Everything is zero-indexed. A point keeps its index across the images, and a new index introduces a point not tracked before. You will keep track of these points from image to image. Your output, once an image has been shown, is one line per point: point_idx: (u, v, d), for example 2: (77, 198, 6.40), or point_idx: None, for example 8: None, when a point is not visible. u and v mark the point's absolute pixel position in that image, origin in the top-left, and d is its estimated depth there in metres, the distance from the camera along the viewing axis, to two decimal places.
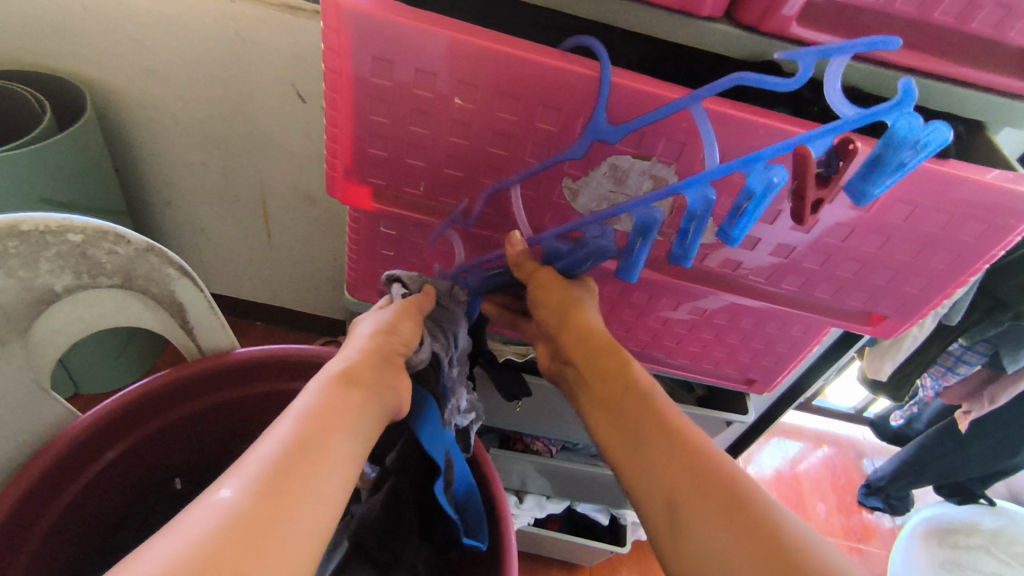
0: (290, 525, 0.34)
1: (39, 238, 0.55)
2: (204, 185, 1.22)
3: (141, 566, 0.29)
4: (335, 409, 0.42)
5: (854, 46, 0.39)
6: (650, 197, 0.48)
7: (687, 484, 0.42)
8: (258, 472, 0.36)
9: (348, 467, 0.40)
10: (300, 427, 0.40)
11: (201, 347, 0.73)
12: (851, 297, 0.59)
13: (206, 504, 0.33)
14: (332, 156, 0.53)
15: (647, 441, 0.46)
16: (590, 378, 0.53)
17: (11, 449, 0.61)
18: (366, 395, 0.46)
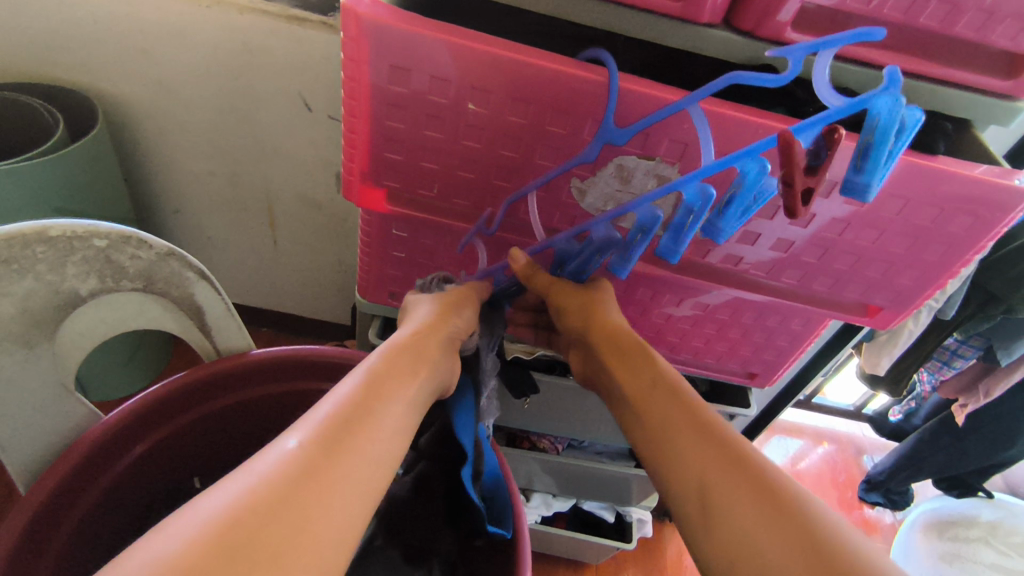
0: (346, 478, 0.37)
1: (67, 243, 0.57)
2: (211, 193, 1.24)
3: (217, 498, 0.33)
4: (388, 382, 0.45)
5: (838, 39, 0.41)
6: (650, 195, 0.49)
7: (716, 469, 0.43)
8: (319, 425, 0.39)
9: (399, 434, 0.43)
10: (356, 392, 0.43)
11: (218, 348, 0.75)
12: (847, 290, 0.61)
13: (273, 450, 0.36)
14: (349, 161, 0.56)
15: (673, 429, 0.48)
16: (618, 376, 0.55)
17: (38, 451, 0.63)
18: (419, 368, 0.49)
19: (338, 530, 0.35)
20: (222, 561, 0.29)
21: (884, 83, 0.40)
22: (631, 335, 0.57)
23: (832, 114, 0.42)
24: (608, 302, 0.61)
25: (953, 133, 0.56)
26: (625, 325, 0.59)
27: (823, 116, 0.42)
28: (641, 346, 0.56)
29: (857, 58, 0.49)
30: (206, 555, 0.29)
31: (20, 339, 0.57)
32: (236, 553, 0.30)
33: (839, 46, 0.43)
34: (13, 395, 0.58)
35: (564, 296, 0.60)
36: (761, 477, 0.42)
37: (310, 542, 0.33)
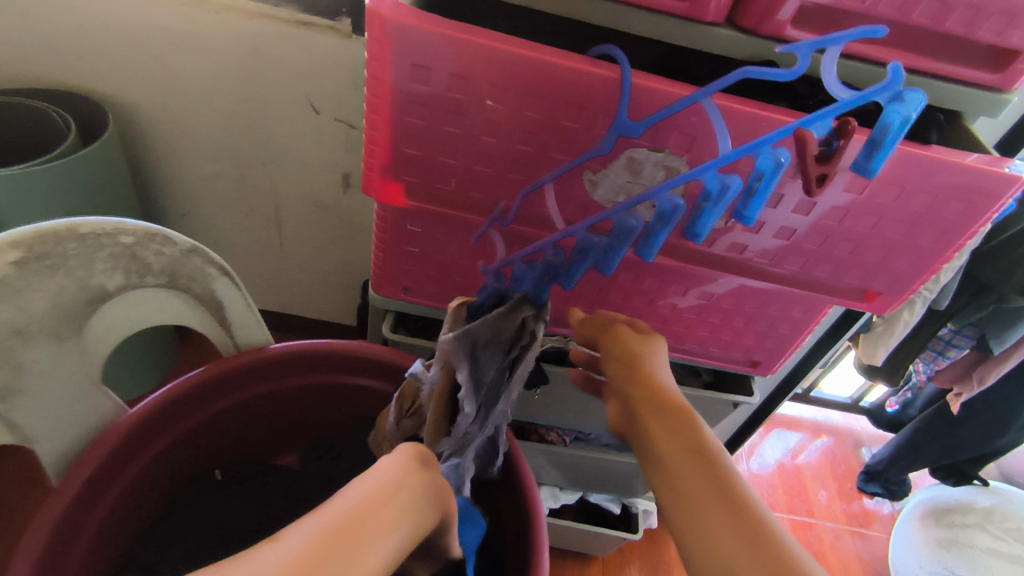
0: None
1: (95, 240, 0.59)
2: (219, 196, 1.26)
3: None
4: (394, 503, 0.41)
5: (847, 35, 0.43)
6: (669, 183, 0.51)
7: (748, 562, 0.42)
8: (305, 544, 0.36)
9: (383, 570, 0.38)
10: (350, 516, 0.38)
11: (238, 343, 0.77)
12: (847, 275, 0.64)
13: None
14: (369, 157, 0.58)
15: (705, 508, 0.45)
16: (653, 439, 0.52)
17: (68, 442, 0.65)
18: (422, 492, 0.43)
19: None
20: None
21: (887, 81, 0.44)
22: (669, 393, 0.55)
23: (839, 108, 0.44)
24: (654, 351, 0.61)
25: (944, 124, 0.59)
26: (669, 384, 0.57)
27: (828, 110, 0.44)
28: (682, 405, 0.54)
29: (853, 54, 0.52)
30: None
31: (52, 332, 0.59)
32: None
33: (845, 42, 0.45)
34: (46, 388, 0.60)
35: (620, 346, 0.61)
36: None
37: None
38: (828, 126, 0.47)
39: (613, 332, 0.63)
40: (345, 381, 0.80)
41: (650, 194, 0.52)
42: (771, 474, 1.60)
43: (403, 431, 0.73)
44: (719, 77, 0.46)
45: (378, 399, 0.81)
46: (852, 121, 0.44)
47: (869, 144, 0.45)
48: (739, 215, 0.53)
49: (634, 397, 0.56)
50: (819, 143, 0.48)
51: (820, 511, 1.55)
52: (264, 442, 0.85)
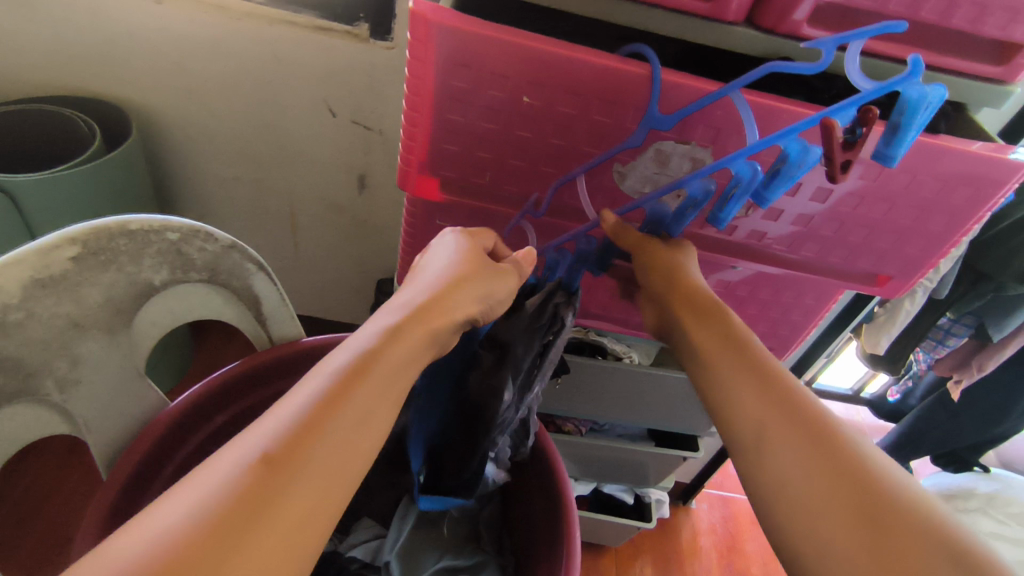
0: (300, 482, 0.37)
1: (144, 236, 0.61)
2: (235, 199, 1.28)
3: (178, 499, 0.34)
4: (377, 364, 0.45)
5: (868, 31, 0.47)
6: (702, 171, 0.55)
7: (777, 423, 0.45)
8: (287, 422, 0.39)
9: (378, 412, 0.43)
10: (341, 373, 0.43)
11: (271, 337, 0.80)
12: (861, 260, 0.67)
13: (242, 448, 0.38)
14: (408, 153, 0.61)
15: (737, 385, 0.49)
16: (690, 333, 0.55)
17: (116, 433, 0.67)
18: (416, 331, 0.49)
19: (302, 522, 0.37)
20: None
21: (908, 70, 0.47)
22: (701, 288, 0.57)
23: (864, 96, 0.47)
24: (688, 262, 0.60)
25: (951, 116, 0.63)
26: (702, 282, 0.58)
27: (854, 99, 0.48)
28: (716, 302, 0.56)
29: (867, 50, 0.55)
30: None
31: (105, 325, 0.62)
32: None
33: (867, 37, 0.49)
34: (98, 380, 0.63)
35: (652, 257, 0.59)
36: (826, 439, 0.43)
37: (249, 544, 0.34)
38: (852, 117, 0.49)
39: (651, 250, 0.59)
40: None
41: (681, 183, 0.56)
42: None
43: None
44: (747, 73, 0.50)
45: None
46: (874, 109, 0.47)
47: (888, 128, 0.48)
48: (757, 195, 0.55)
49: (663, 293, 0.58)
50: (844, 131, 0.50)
51: None
52: None
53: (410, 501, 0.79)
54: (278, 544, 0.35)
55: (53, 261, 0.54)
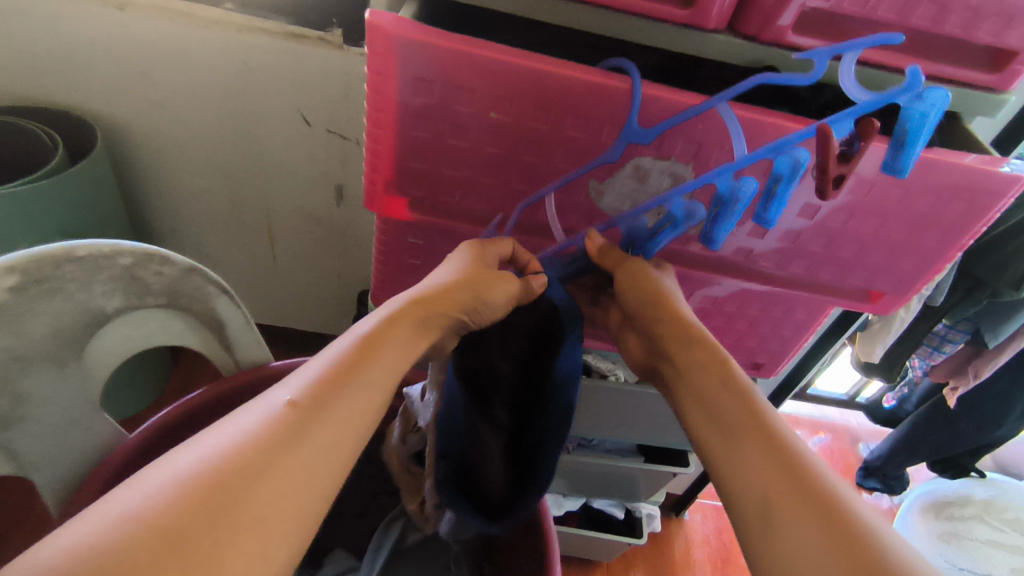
0: (313, 439, 0.41)
1: (93, 262, 0.57)
2: (209, 210, 1.24)
3: (210, 439, 0.39)
4: (385, 346, 0.49)
5: (863, 42, 0.45)
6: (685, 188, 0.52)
7: (782, 488, 0.42)
8: (306, 385, 0.44)
9: (372, 396, 0.46)
10: (335, 362, 0.46)
11: (238, 361, 0.76)
12: (851, 277, 0.64)
13: (244, 417, 0.41)
14: (373, 171, 0.58)
15: (744, 442, 0.46)
16: (687, 373, 0.54)
17: (68, 467, 0.64)
18: (405, 330, 0.51)
19: (298, 488, 0.39)
20: (188, 520, 0.33)
21: (906, 83, 0.44)
22: (694, 327, 0.56)
23: (860, 108, 0.46)
24: (669, 282, 0.60)
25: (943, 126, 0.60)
26: (693, 317, 0.57)
27: (850, 111, 0.46)
28: (713, 344, 0.55)
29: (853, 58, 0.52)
30: (165, 516, 0.33)
31: (52, 357, 0.58)
32: (208, 514, 0.34)
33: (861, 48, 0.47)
34: (46, 415, 0.59)
35: (635, 273, 0.58)
36: (833, 509, 0.39)
37: (265, 486, 0.37)
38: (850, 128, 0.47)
39: (635, 271, 0.58)
40: None
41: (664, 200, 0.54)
42: None
43: (409, 446, 0.73)
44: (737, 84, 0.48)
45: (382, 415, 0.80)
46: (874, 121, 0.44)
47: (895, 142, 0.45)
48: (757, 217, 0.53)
49: (663, 338, 0.57)
50: (841, 143, 0.47)
51: None
52: None
53: (385, 533, 0.75)
54: (285, 491, 0.38)
55: None
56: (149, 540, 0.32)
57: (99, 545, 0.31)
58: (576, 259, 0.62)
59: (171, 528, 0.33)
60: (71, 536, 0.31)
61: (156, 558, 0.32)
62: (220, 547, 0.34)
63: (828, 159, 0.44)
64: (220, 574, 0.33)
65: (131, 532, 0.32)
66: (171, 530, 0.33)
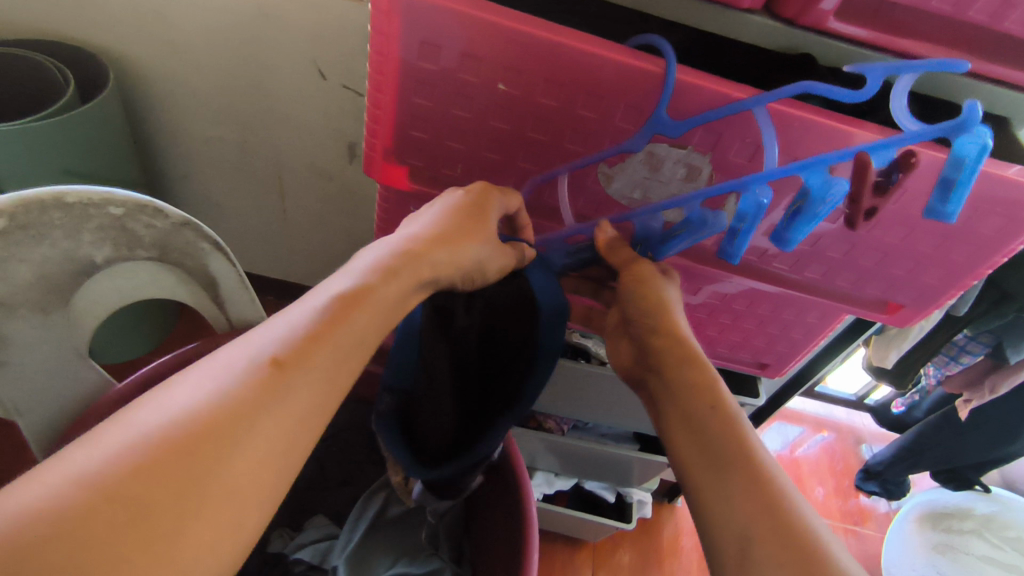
0: (293, 397, 0.37)
1: (82, 210, 0.56)
2: (220, 158, 1.23)
3: (177, 390, 0.34)
4: (381, 292, 0.44)
5: (926, 65, 0.42)
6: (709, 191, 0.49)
7: (766, 530, 0.40)
8: (290, 333, 0.39)
9: (360, 347, 0.42)
10: (326, 305, 0.41)
11: (231, 319, 0.74)
12: (870, 286, 0.61)
13: (219, 363, 0.36)
14: (372, 137, 0.55)
15: (730, 472, 0.44)
16: (676, 391, 0.51)
17: (53, 414, 0.63)
18: (408, 277, 0.46)
19: (278, 449, 0.35)
20: (149, 490, 0.30)
21: (961, 118, 0.42)
22: (684, 340, 0.53)
23: (908, 138, 0.43)
24: (672, 291, 0.56)
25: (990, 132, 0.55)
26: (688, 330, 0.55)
27: (895, 139, 0.43)
28: (707, 365, 0.52)
29: (900, 52, 0.48)
30: (123, 481, 0.29)
31: (37, 304, 0.57)
32: (171, 483, 0.31)
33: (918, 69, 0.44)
34: (31, 361, 0.59)
35: (637, 278, 0.55)
36: (814, 561, 0.38)
37: (238, 448, 0.33)
38: (889, 158, 0.45)
39: (640, 273, 0.55)
40: None
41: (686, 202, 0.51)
42: None
43: None
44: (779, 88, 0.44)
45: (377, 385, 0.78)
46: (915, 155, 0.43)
47: (941, 184, 0.45)
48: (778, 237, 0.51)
49: (656, 351, 0.54)
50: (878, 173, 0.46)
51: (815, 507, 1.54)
52: None
53: (367, 503, 0.75)
54: (261, 456, 0.34)
55: None
56: (104, 506, 0.28)
57: (48, 511, 0.27)
58: (583, 250, 0.59)
59: (129, 497, 0.29)
60: (18, 496, 0.28)
61: (110, 531, 0.28)
62: (183, 520, 0.30)
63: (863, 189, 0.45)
64: (182, 547, 0.30)
65: (84, 502, 0.28)
66: (125, 502, 0.29)
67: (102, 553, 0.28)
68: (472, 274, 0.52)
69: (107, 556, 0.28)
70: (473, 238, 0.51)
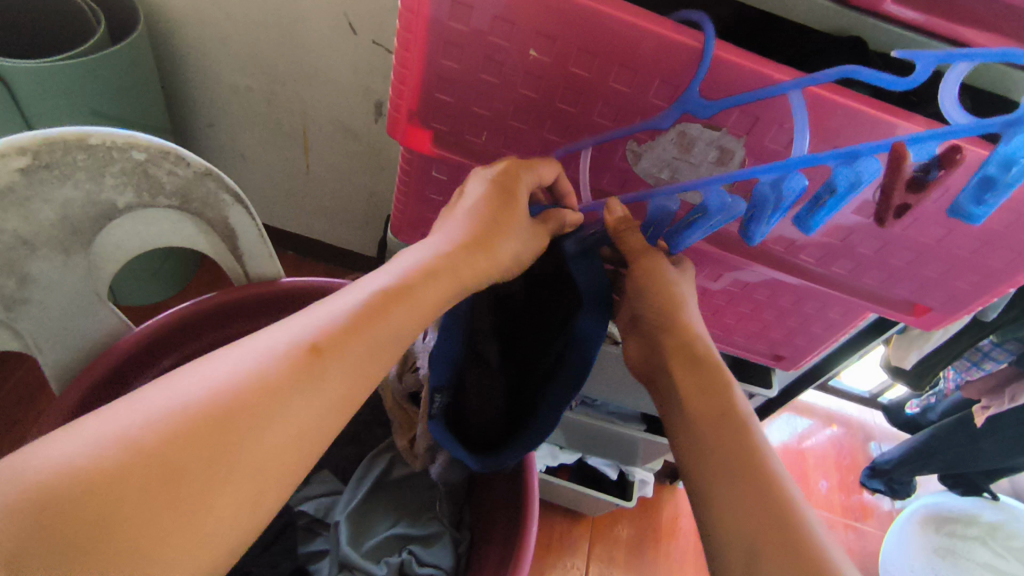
0: (323, 383, 0.38)
1: (106, 153, 0.56)
2: (248, 108, 1.22)
3: (220, 367, 0.37)
4: (420, 288, 0.45)
5: (982, 55, 0.39)
6: (727, 177, 0.47)
7: (768, 534, 0.41)
8: (329, 323, 0.41)
9: (394, 342, 0.43)
10: (366, 299, 0.43)
11: (248, 273, 0.75)
12: (899, 286, 0.59)
13: (264, 342, 0.39)
14: (397, 98, 0.54)
15: (735, 470, 0.45)
16: (682, 390, 0.51)
17: (73, 354, 0.64)
18: (447, 280, 0.47)
19: (303, 430, 0.37)
20: (181, 455, 0.32)
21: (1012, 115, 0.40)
22: (693, 335, 0.53)
23: (954, 131, 0.41)
24: (685, 287, 0.55)
25: None
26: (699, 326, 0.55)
27: (941, 131, 0.41)
28: (718, 365, 0.52)
29: (960, 42, 0.45)
30: (162, 444, 0.32)
31: (59, 245, 0.58)
32: (201, 452, 0.33)
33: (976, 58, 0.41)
34: (52, 301, 0.59)
35: (648, 269, 0.53)
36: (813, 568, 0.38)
37: (266, 426, 0.36)
38: (931, 151, 0.43)
39: (651, 266, 0.53)
40: None
41: (704, 186, 0.49)
42: None
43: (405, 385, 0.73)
44: (823, 70, 0.42)
45: None
46: (960, 150, 0.41)
47: (979, 183, 0.43)
48: (799, 220, 0.49)
49: (668, 349, 0.53)
50: (915, 167, 0.44)
51: (817, 500, 1.54)
52: None
53: (372, 463, 0.76)
54: (286, 434, 0.36)
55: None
56: (138, 465, 0.31)
57: (87, 464, 0.30)
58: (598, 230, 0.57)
59: (162, 461, 0.32)
60: (64, 446, 0.31)
61: (141, 489, 0.31)
62: (207, 487, 0.33)
63: (895, 182, 0.43)
64: (203, 511, 0.33)
65: (119, 459, 0.31)
66: (158, 463, 0.32)
67: (129, 508, 0.30)
68: (512, 269, 0.52)
69: (133, 510, 0.30)
70: (515, 235, 0.51)
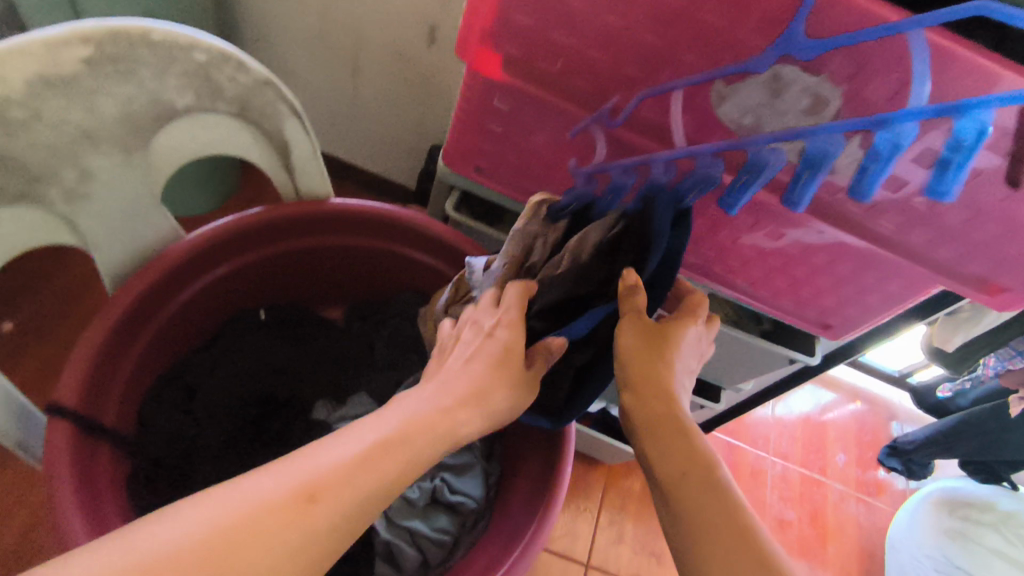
0: (304, 533, 0.35)
1: (169, 51, 0.55)
2: (299, 24, 1.18)
3: (195, 512, 0.34)
4: (420, 432, 0.42)
5: None
6: (848, 125, 0.43)
7: None
8: (324, 468, 0.37)
9: (390, 487, 0.39)
10: (366, 447, 0.39)
11: (299, 190, 0.73)
12: (975, 262, 0.56)
13: (249, 485, 0.36)
14: (471, 16, 0.51)
15: (720, 540, 0.42)
16: (659, 461, 0.47)
17: (129, 255, 0.65)
18: (449, 424, 0.43)
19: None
20: None
21: None
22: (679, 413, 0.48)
23: None
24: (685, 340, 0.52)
25: None
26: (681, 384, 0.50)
27: None
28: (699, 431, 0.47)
29: None
30: None
31: (119, 142, 0.58)
32: None
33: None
34: (111, 198, 0.60)
35: (634, 324, 0.50)
36: None
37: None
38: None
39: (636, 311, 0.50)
40: (400, 251, 0.77)
41: (820, 133, 0.44)
42: (793, 426, 1.58)
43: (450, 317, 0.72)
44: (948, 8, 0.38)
45: (436, 280, 0.78)
46: None
47: None
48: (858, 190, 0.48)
49: (637, 413, 0.49)
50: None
51: (833, 472, 1.54)
52: (315, 294, 0.84)
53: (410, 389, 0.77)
54: None
55: (62, 61, 0.50)
56: None
57: None
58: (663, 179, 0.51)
59: None
60: None
61: None
62: None
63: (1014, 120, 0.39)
64: None
65: None
66: None
67: None
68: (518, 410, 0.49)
69: None
70: (520, 378, 0.49)
